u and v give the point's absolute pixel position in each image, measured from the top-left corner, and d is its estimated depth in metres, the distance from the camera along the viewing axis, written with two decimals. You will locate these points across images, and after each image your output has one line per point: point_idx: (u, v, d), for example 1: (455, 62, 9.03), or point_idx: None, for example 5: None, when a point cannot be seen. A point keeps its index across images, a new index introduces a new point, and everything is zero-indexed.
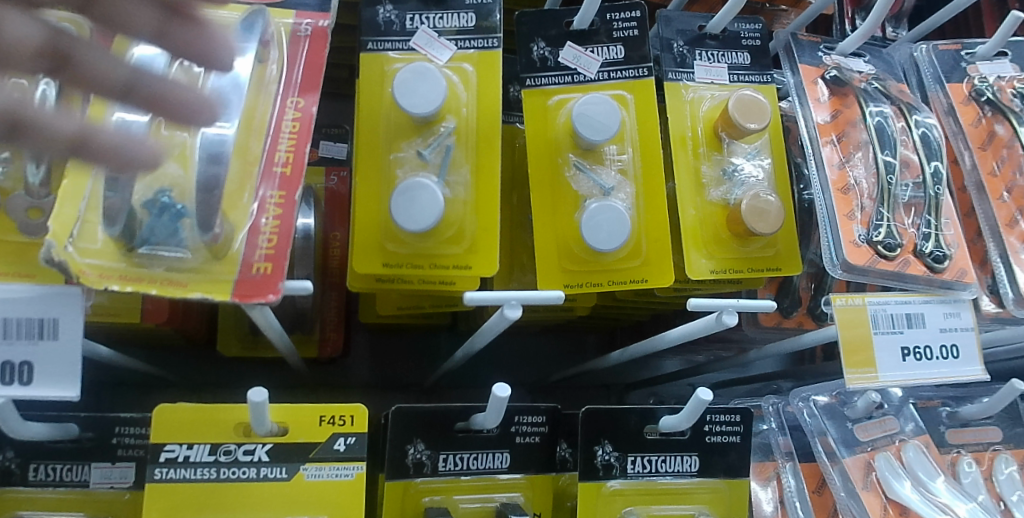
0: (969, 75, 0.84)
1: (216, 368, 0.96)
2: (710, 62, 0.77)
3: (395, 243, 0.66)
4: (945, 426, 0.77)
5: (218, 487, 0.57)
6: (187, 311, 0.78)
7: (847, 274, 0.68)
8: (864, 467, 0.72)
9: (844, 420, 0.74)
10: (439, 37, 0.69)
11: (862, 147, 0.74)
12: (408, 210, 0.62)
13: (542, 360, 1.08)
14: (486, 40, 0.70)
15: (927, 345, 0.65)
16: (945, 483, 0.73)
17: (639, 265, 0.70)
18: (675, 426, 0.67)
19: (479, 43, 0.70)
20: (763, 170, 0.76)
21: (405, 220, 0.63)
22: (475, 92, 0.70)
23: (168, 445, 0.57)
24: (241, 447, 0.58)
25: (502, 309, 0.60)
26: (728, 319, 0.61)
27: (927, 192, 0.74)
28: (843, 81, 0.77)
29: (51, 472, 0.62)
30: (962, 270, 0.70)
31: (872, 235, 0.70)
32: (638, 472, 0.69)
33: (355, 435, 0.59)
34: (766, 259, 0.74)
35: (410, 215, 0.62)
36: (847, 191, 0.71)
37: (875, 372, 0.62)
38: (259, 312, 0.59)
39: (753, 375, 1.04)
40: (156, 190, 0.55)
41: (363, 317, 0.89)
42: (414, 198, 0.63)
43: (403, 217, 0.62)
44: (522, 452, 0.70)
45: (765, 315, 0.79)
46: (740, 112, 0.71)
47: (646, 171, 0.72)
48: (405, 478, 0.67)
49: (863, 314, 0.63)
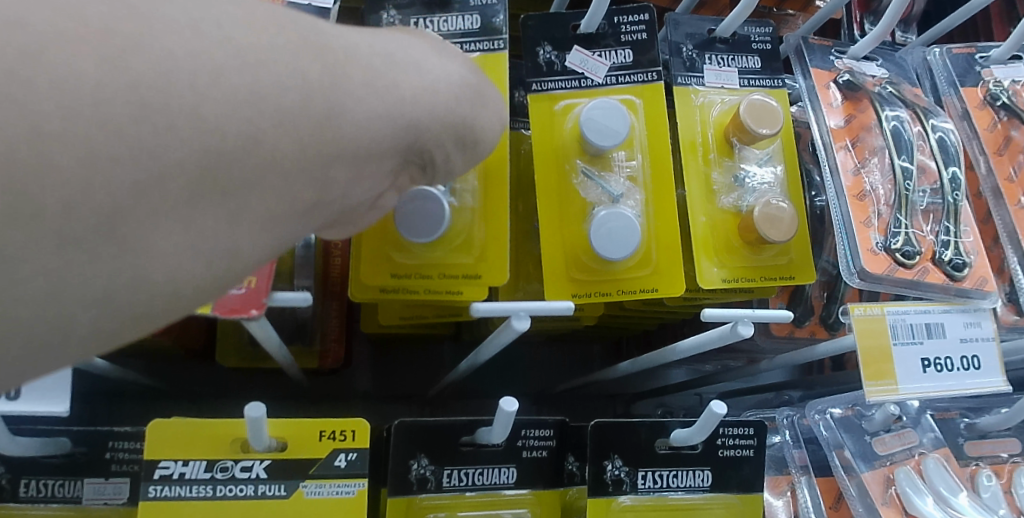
0: (983, 79, 0.82)
1: (214, 379, 0.94)
2: (720, 66, 0.75)
3: (401, 253, 0.64)
4: (963, 438, 0.75)
5: (214, 505, 0.55)
6: (185, 321, 0.77)
7: (863, 282, 0.66)
8: (883, 482, 0.69)
9: (861, 433, 0.72)
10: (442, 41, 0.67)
11: (878, 153, 0.72)
12: (416, 219, 0.61)
13: (546, 372, 1.06)
14: (491, 42, 0.68)
15: (949, 356, 0.63)
16: (967, 497, 0.71)
17: (649, 274, 0.68)
18: (687, 440, 0.65)
19: (486, 45, 0.67)
20: (775, 177, 0.74)
21: (412, 230, 0.61)
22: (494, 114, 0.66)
23: (163, 461, 0.55)
24: (237, 463, 0.56)
25: (509, 320, 0.57)
26: (743, 329, 0.58)
27: (945, 198, 0.73)
28: (856, 85, 0.75)
29: (43, 488, 0.59)
30: (982, 278, 0.68)
31: (890, 243, 0.68)
32: (649, 487, 0.67)
33: (356, 451, 0.57)
34: (779, 268, 0.72)
35: (418, 226, 0.61)
36: (863, 197, 0.69)
37: (895, 384, 0.60)
38: (255, 324, 0.57)
39: (763, 385, 1.02)
40: None
41: (365, 327, 0.87)
42: (423, 208, 0.61)
43: (410, 227, 0.61)
44: (529, 467, 0.67)
45: (777, 324, 0.77)
46: (752, 117, 0.69)
47: (655, 177, 0.70)
48: (408, 494, 0.64)
49: (883, 324, 0.61)
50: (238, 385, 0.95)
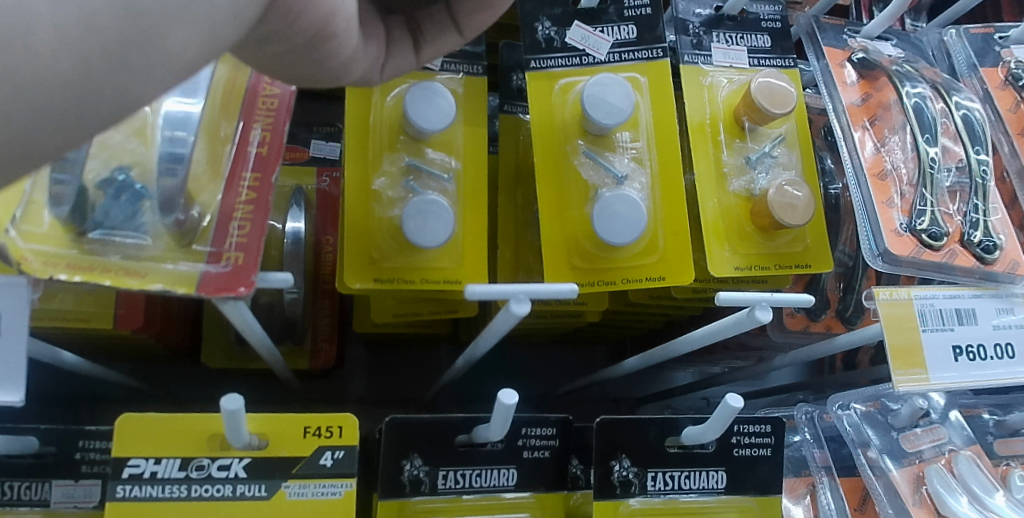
0: (1003, 59, 0.78)
1: (201, 381, 0.87)
2: (729, 44, 0.71)
3: (385, 252, 0.62)
4: (992, 436, 0.70)
5: (188, 507, 0.50)
6: (167, 315, 0.70)
7: (889, 265, 0.62)
8: (913, 481, 0.65)
9: (888, 429, 0.68)
10: (432, 68, 0.66)
11: (899, 130, 0.69)
12: None
13: (550, 373, 1.02)
14: (472, 66, 0.68)
15: (981, 344, 0.58)
16: (1005, 497, 0.66)
17: (656, 262, 0.64)
18: (700, 437, 0.60)
19: (466, 68, 0.67)
20: (789, 159, 0.70)
21: (417, 236, 0.59)
22: (458, 115, 0.65)
23: (133, 460, 0.50)
24: (215, 461, 0.51)
25: (508, 305, 0.52)
26: (762, 315, 0.54)
27: (972, 178, 0.69)
28: (871, 63, 0.71)
29: (8, 490, 0.53)
30: (1013, 262, 0.65)
31: (915, 223, 0.64)
32: (659, 489, 0.62)
33: (343, 449, 0.52)
34: (794, 255, 0.68)
35: (430, 232, 0.59)
36: (884, 177, 0.65)
37: (925, 374, 0.56)
38: (244, 321, 0.53)
39: (773, 388, 0.98)
40: (113, 168, 0.47)
41: (357, 327, 0.81)
42: (427, 213, 0.59)
43: (413, 236, 0.59)
44: (531, 468, 0.63)
45: (791, 318, 0.73)
46: (765, 97, 0.66)
47: (663, 159, 0.66)
48: (401, 497, 0.60)
49: (910, 309, 0.57)
50: (220, 381, 0.87)
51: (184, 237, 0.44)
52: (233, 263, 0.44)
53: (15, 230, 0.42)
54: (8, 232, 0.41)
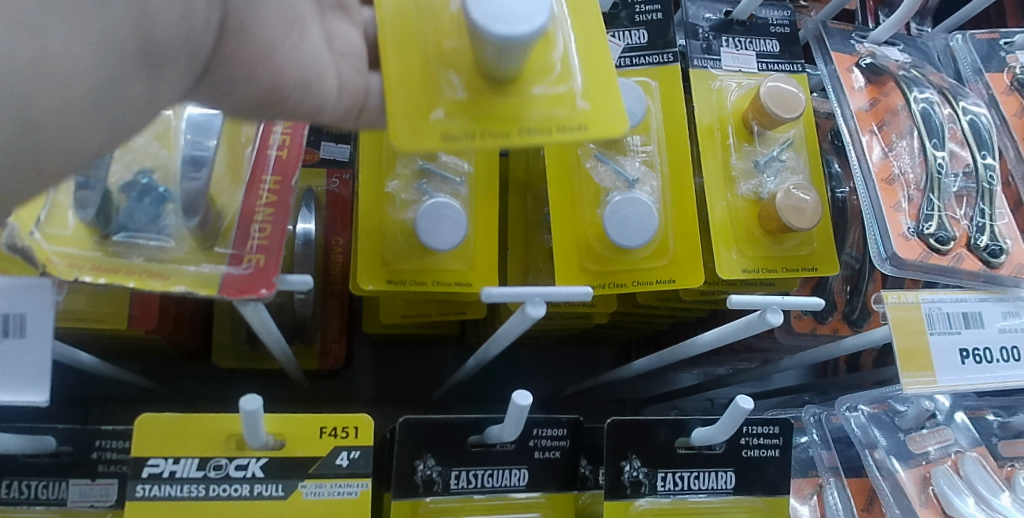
0: (1009, 64, 0.79)
1: (210, 381, 0.88)
2: (737, 49, 0.72)
3: (397, 254, 0.62)
4: (997, 438, 0.71)
5: (206, 506, 0.51)
6: (179, 316, 0.71)
7: (897, 269, 0.62)
8: (920, 482, 0.66)
9: (895, 430, 0.68)
10: None
11: (907, 135, 0.70)
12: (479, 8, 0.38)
13: (556, 374, 1.03)
14: None
15: (988, 347, 0.59)
16: (1010, 498, 0.66)
17: (666, 265, 0.65)
18: (710, 438, 0.60)
19: None
20: (798, 163, 0.71)
21: (431, 239, 0.59)
22: None
23: (152, 459, 0.50)
24: (232, 461, 0.52)
25: (523, 307, 0.53)
26: (773, 318, 0.54)
27: (979, 183, 0.70)
28: (879, 69, 0.72)
29: (26, 489, 0.54)
30: (1020, 266, 0.65)
31: (923, 228, 0.64)
32: (669, 489, 0.63)
33: (359, 449, 0.53)
34: (801, 258, 0.69)
35: (442, 235, 0.59)
36: (892, 181, 0.66)
37: (932, 376, 0.56)
38: (261, 323, 0.53)
39: (777, 389, 0.99)
40: (136, 171, 0.49)
41: (367, 328, 0.82)
42: (440, 217, 0.59)
43: (428, 239, 0.59)
44: (542, 468, 0.63)
45: (798, 321, 0.74)
46: (775, 101, 0.66)
47: (674, 162, 0.67)
48: (414, 497, 0.60)
49: (918, 312, 0.58)
50: (229, 382, 0.88)
51: (206, 237, 0.46)
52: (254, 264, 0.45)
53: (40, 231, 0.41)
54: (33, 234, 0.41)
